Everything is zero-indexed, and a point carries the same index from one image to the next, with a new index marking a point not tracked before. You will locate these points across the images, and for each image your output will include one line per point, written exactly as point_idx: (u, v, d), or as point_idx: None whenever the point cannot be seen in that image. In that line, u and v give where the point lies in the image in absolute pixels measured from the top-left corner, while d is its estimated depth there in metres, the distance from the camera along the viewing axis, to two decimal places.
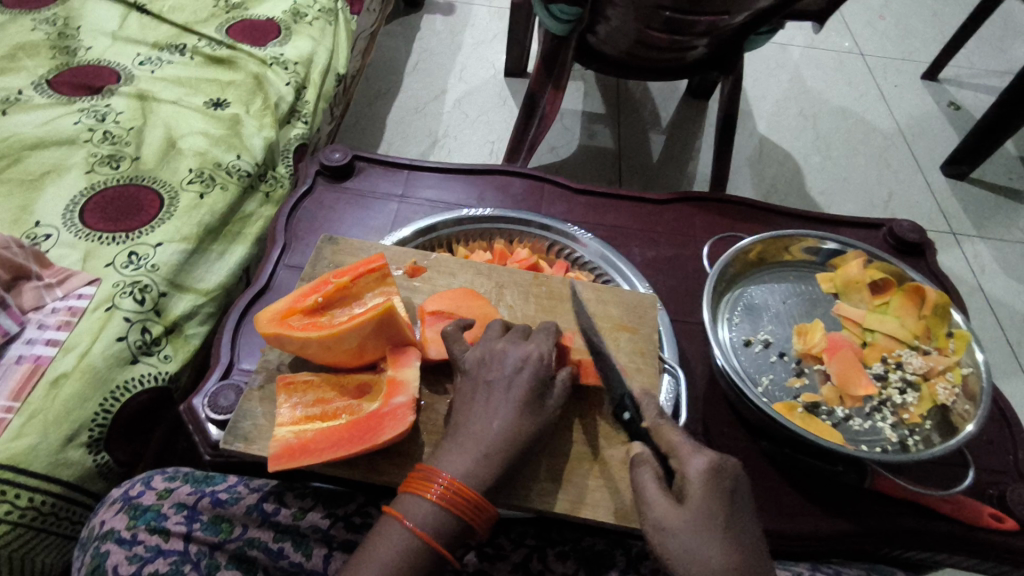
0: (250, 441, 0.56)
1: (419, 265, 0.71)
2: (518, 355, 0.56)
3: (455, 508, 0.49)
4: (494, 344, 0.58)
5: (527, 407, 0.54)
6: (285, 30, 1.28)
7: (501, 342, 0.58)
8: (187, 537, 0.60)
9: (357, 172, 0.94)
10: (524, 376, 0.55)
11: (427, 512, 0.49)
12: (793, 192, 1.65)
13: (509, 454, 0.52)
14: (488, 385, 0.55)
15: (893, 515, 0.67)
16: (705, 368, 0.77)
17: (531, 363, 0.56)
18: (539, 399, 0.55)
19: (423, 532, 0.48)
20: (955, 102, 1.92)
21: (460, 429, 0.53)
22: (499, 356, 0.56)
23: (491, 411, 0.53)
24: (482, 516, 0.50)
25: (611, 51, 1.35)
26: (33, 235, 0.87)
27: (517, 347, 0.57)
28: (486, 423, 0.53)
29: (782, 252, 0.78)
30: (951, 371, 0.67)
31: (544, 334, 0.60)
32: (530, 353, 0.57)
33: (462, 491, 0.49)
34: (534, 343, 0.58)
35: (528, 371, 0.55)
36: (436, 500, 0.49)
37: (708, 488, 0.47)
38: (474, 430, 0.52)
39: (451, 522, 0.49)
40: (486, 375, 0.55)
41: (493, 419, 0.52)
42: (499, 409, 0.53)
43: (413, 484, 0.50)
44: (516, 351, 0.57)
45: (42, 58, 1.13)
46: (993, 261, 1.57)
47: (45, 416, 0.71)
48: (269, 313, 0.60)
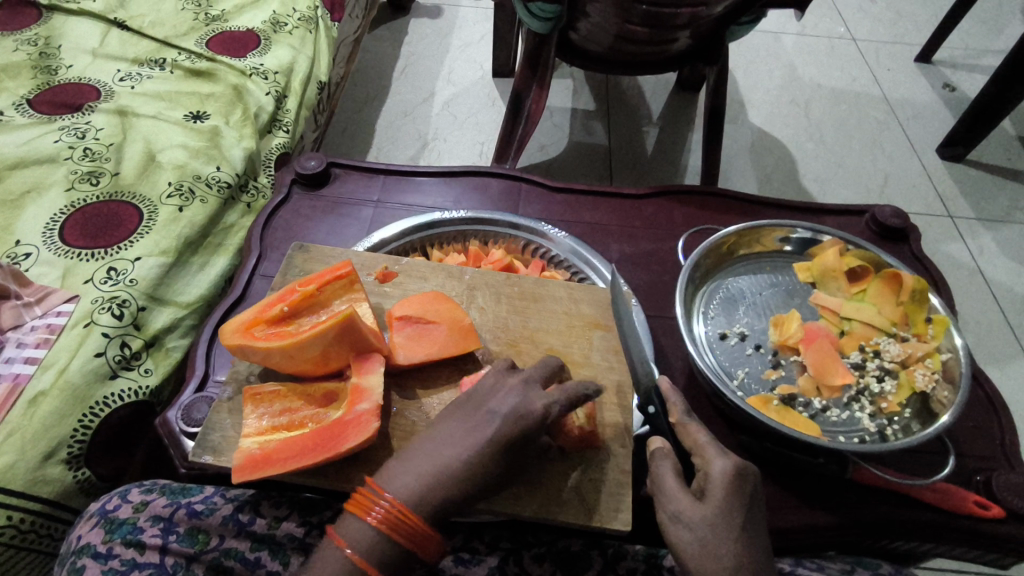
0: (218, 453, 0.55)
1: (390, 270, 0.71)
2: (523, 401, 0.52)
3: (395, 532, 0.48)
4: (507, 383, 0.54)
5: (505, 449, 0.50)
6: (264, 40, 1.28)
7: (515, 383, 0.54)
8: (164, 550, 0.61)
9: (334, 179, 0.94)
10: (521, 423, 0.51)
11: (366, 537, 0.48)
12: (786, 181, 1.64)
13: (459, 485, 0.49)
14: (484, 405, 0.52)
15: (875, 506, 0.65)
16: (683, 363, 0.76)
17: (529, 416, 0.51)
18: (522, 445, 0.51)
19: (360, 557, 0.47)
20: (950, 83, 1.90)
21: (426, 448, 0.51)
22: (508, 398, 0.52)
23: (476, 428, 0.51)
24: (425, 542, 0.49)
25: (593, 47, 1.34)
26: (13, 255, 0.88)
27: (525, 394, 0.53)
28: (457, 447, 0.51)
29: (756, 243, 0.78)
30: (930, 357, 0.66)
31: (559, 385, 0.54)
32: (537, 405, 0.52)
33: (404, 514, 0.48)
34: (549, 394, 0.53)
35: (525, 421, 0.51)
36: (376, 523, 0.48)
37: (730, 491, 0.50)
38: (454, 442, 0.51)
39: (388, 549, 0.48)
40: (487, 399, 0.53)
41: (475, 434, 0.51)
42: (485, 425, 0.51)
43: (356, 505, 0.49)
44: (524, 397, 0.52)
45: (23, 78, 1.14)
46: (992, 242, 1.55)
47: (23, 434, 0.71)
48: (235, 324, 0.60)
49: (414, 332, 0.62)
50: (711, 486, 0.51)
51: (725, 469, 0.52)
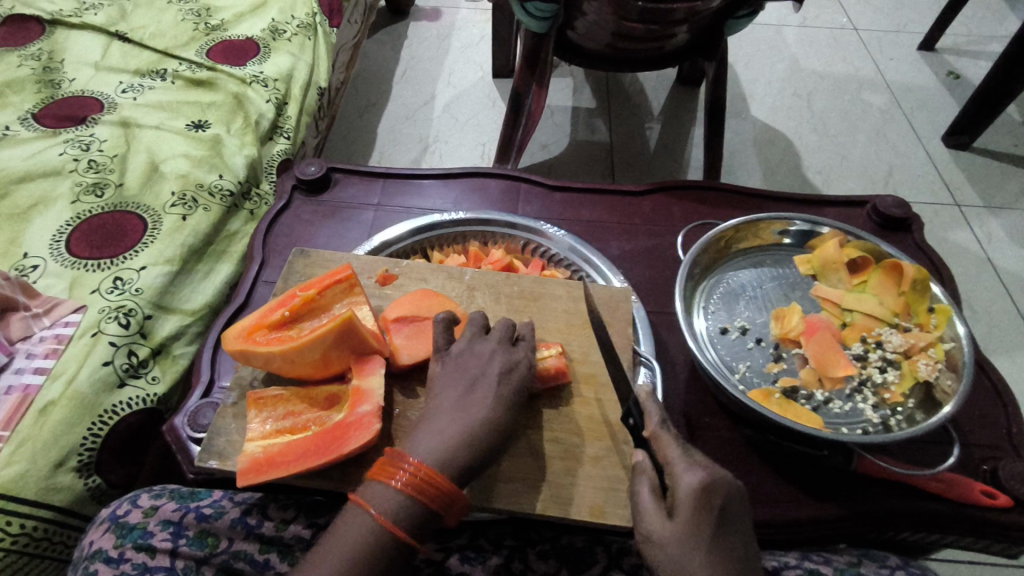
0: (224, 457, 0.56)
1: (390, 273, 0.71)
2: (506, 359, 0.57)
3: (421, 495, 0.48)
4: (484, 343, 0.59)
5: (510, 407, 0.54)
6: (264, 48, 1.29)
7: (491, 343, 0.59)
8: (173, 553, 0.61)
9: (334, 184, 0.95)
10: (513, 376, 0.56)
11: (394, 499, 0.48)
12: (789, 174, 1.63)
13: (483, 449, 0.52)
14: (472, 378, 0.55)
15: (882, 497, 0.65)
16: (686, 358, 0.76)
17: (519, 369, 0.57)
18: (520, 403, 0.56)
19: (388, 518, 0.48)
20: (954, 71, 1.88)
21: (436, 418, 0.53)
22: (492, 356, 0.57)
23: (472, 402, 0.54)
24: (449, 505, 0.49)
25: (592, 45, 1.34)
26: (21, 267, 0.89)
27: (506, 353, 0.58)
28: (469, 414, 0.53)
29: (756, 237, 0.78)
30: (933, 347, 0.66)
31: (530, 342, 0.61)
32: (519, 358, 0.58)
33: (428, 477, 0.49)
34: (522, 350, 0.59)
35: (515, 375, 0.56)
36: (402, 486, 0.48)
37: (694, 510, 0.47)
38: (454, 417, 0.53)
39: (416, 509, 0.48)
40: (473, 370, 0.56)
41: (474, 408, 0.53)
42: (481, 400, 0.54)
43: (379, 471, 0.50)
44: (505, 354, 0.58)
45: (28, 93, 1.15)
46: (1000, 230, 1.53)
47: (34, 443, 0.72)
48: (237, 330, 0.60)
49: (412, 331, 0.63)
50: (680, 502, 0.48)
51: (691, 485, 0.48)
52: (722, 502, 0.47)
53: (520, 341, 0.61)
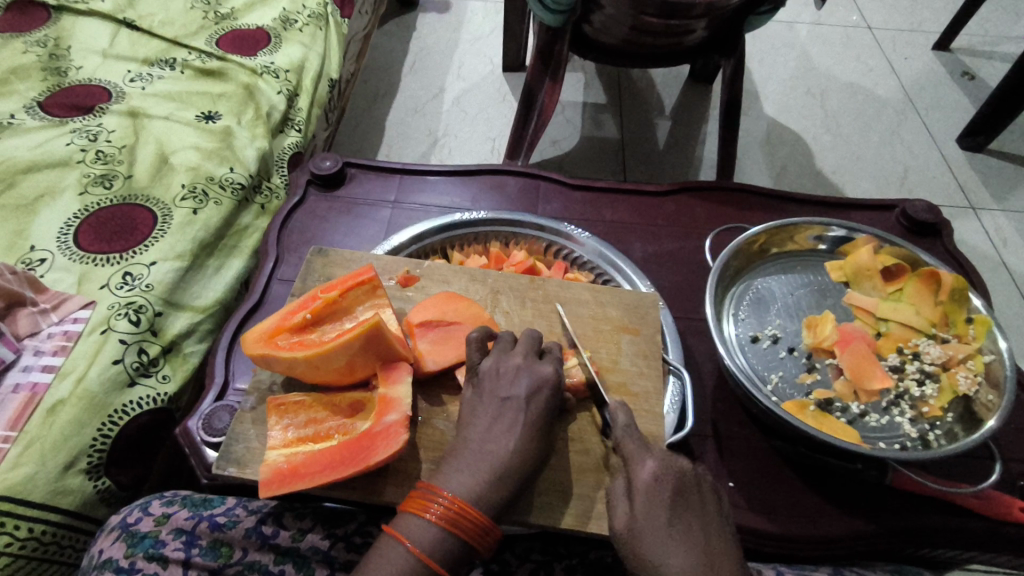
0: (243, 466, 0.54)
1: (411, 274, 0.69)
2: (533, 377, 0.55)
3: (457, 528, 0.47)
4: (510, 360, 0.56)
5: (538, 432, 0.53)
6: (274, 38, 1.27)
7: (518, 359, 0.56)
8: (186, 563, 0.60)
9: (349, 179, 0.92)
10: (541, 397, 0.54)
11: (430, 534, 0.47)
12: (804, 174, 1.61)
13: (516, 480, 0.51)
14: (501, 403, 0.53)
15: (916, 513, 0.63)
16: (714, 366, 0.74)
17: (547, 387, 0.54)
18: (548, 426, 0.54)
19: (424, 555, 0.46)
20: (970, 71, 1.85)
21: (468, 449, 0.51)
22: (520, 374, 0.55)
23: (503, 430, 0.52)
24: (485, 537, 0.48)
25: (608, 40, 1.31)
26: (28, 260, 0.87)
27: (532, 369, 0.55)
28: (502, 443, 0.51)
29: (787, 242, 0.75)
30: (973, 359, 0.64)
31: (554, 356, 0.58)
32: (548, 375, 0.55)
33: (464, 509, 0.47)
34: (550, 363, 0.56)
35: (543, 395, 0.54)
36: (436, 520, 0.47)
37: (647, 501, 0.47)
38: (487, 449, 0.51)
39: (452, 542, 0.47)
40: (500, 393, 0.54)
41: (506, 438, 0.51)
42: (512, 428, 0.52)
43: (412, 505, 0.49)
44: (531, 372, 0.55)
45: (33, 81, 1.13)
46: (1016, 234, 1.51)
47: (43, 444, 0.70)
48: (257, 333, 0.58)
49: (438, 336, 0.61)
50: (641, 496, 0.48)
51: (645, 474, 0.48)
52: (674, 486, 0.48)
53: (546, 354, 0.58)
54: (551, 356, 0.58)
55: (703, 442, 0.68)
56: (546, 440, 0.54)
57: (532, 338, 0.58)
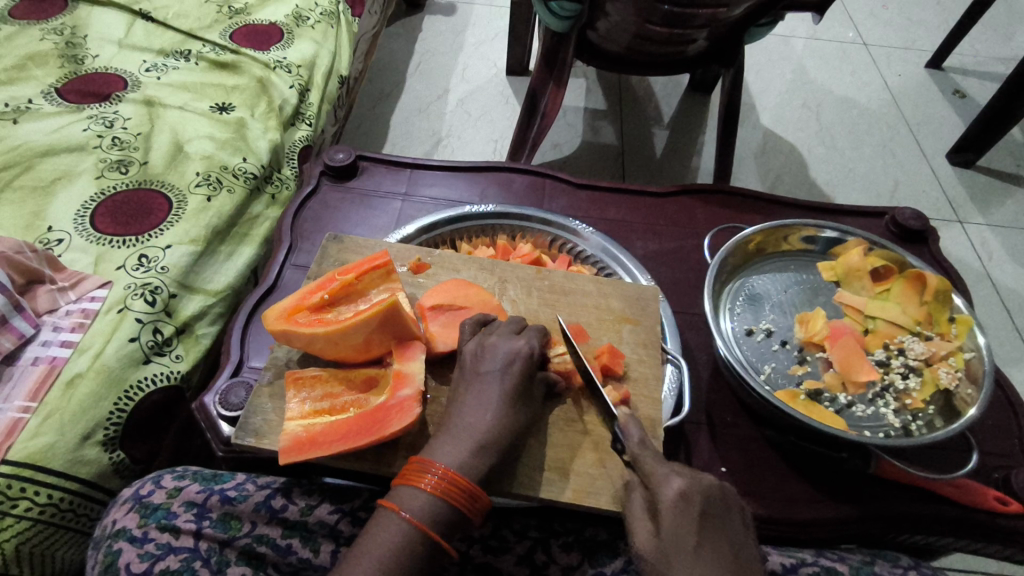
0: (261, 435, 0.57)
1: (423, 262, 0.72)
2: (508, 351, 0.58)
3: (450, 497, 0.50)
4: (486, 337, 0.59)
5: (516, 402, 0.56)
6: (287, 34, 1.29)
7: (493, 336, 0.59)
8: (197, 535, 0.62)
9: (361, 172, 0.95)
10: (515, 368, 0.57)
11: (423, 502, 0.50)
12: (798, 184, 1.65)
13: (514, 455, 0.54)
14: (480, 376, 0.56)
15: (898, 500, 0.67)
16: (709, 358, 0.77)
17: (520, 358, 0.58)
18: (526, 396, 0.57)
19: (419, 523, 0.49)
20: (960, 90, 1.91)
21: (454, 421, 0.54)
22: (495, 349, 0.58)
23: (483, 402, 0.55)
24: (475, 505, 0.51)
25: (611, 46, 1.35)
26: (45, 240, 0.89)
27: (508, 343, 0.59)
28: (481, 414, 0.54)
29: (782, 242, 0.79)
30: (954, 356, 0.67)
31: (535, 331, 0.62)
32: (520, 347, 0.58)
33: (455, 480, 0.50)
34: (525, 338, 0.60)
35: (517, 366, 0.57)
36: (431, 490, 0.50)
37: (676, 519, 0.48)
38: (469, 420, 0.54)
39: (446, 510, 0.50)
40: (478, 368, 0.57)
41: (485, 409, 0.54)
42: (490, 399, 0.55)
43: (406, 477, 0.51)
44: (506, 346, 0.58)
45: (51, 67, 1.15)
46: (1000, 249, 1.56)
47: (62, 415, 0.72)
48: (277, 311, 0.61)
49: (448, 320, 0.64)
50: (674, 520, 0.48)
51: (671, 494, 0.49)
52: (699, 507, 0.48)
53: (525, 331, 0.62)
54: (530, 333, 0.61)
55: (698, 430, 0.71)
56: (527, 408, 0.57)
57: (512, 320, 0.62)
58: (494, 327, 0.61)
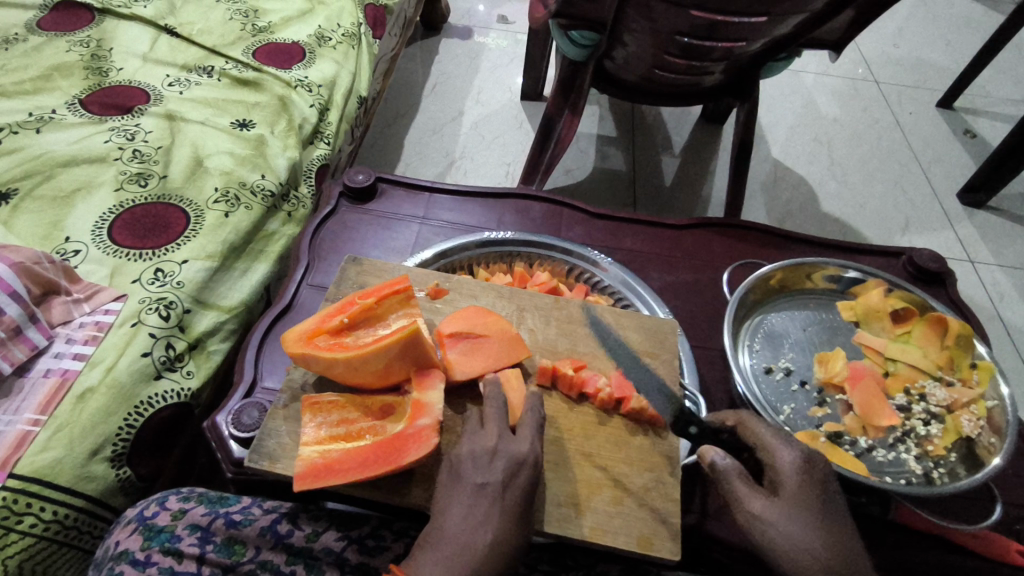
0: (274, 460, 0.56)
1: (441, 287, 0.72)
2: (510, 458, 0.54)
3: None
4: (486, 440, 0.55)
5: (517, 517, 0.52)
6: (309, 54, 1.31)
7: (492, 439, 0.55)
8: (201, 559, 0.61)
9: (380, 193, 0.96)
10: (518, 481, 0.53)
11: None
12: (808, 218, 1.65)
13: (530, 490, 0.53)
14: (478, 488, 0.52)
15: (917, 548, 0.65)
16: (725, 394, 0.76)
17: (525, 468, 0.54)
18: (528, 511, 0.53)
19: None
20: (971, 130, 1.92)
21: (446, 538, 0.51)
22: (497, 454, 0.54)
23: (480, 519, 0.51)
24: None
25: (628, 76, 1.36)
26: (62, 251, 0.89)
27: (510, 448, 0.55)
28: (479, 534, 0.51)
29: (802, 280, 0.79)
30: (976, 403, 0.66)
31: (534, 425, 0.57)
32: (524, 454, 0.54)
33: None
34: (528, 442, 0.55)
35: (521, 479, 0.53)
36: None
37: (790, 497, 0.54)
38: (463, 539, 0.51)
39: None
40: (475, 477, 0.53)
41: (483, 528, 0.51)
42: (488, 517, 0.51)
43: None
44: (509, 452, 0.54)
45: (75, 79, 1.16)
46: (1012, 290, 1.55)
47: (71, 430, 0.72)
48: (297, 333, 0.61)
49: (467, 347, 0.63)
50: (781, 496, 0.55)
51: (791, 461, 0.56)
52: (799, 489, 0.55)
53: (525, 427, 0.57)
54: (531, 434, 0.56)
55: None
56: (529, 521, 0.53)
57: (502, 407, 0.58)
58: (489, 421, 0.57)
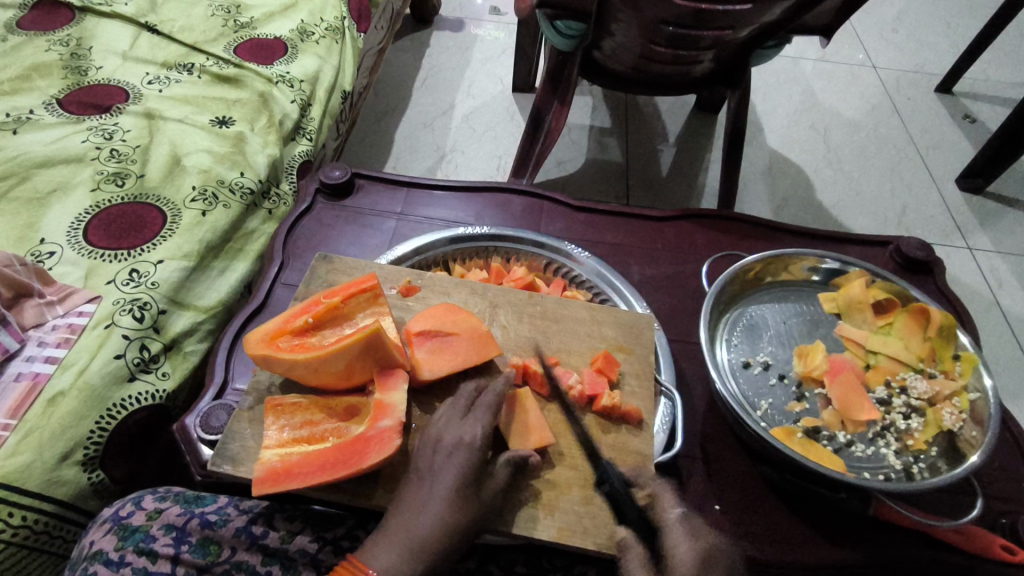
0: (237, 463, 0.55)
1: (413, 284, 0.70)
2: (452, 440, 0.54)
3: None
4: (432, 426, 0.55)
5: (457, 496, 0.52)
6: (291, 49, 1.29)
7: (438, 423, 0.55)
8: (175, 560, 0.60)
9: (357, 189, 0.94)
10: (456, 460, 0.53)
11: None
12: (803, 207, 1.63)
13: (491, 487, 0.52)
14: (421, 471, 0.53)
15: (898, 543, 0.64)
16: (705, 389, 0.75)
17: (462, 450, 0.53)
18: (473, 489, 0.52)
19: None
20: (970, 114, 1.89)
21: (391, 520, 0.51)
22: (439, 438, 0.54)
23: (421, 500, 0.52)
24: None
25: (615, 66, 1.33)
26: (37, 252, 0.88)
27: (453, 430, 0.55)
28: (414, 514, 0.51)
29: (783, 272, 0.77)
30: (958, 396, 0.65)
31: (485, 408, 0.56)
32: (463, 434, 0.54)
33: None
34: (474, 422, 0.55)
35: (460, 458, 0.53)
36: None
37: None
38: (406, 520, 0.51)
39: None
40: (419, 461, 0.54)
41: (424, 509, 0.51)
42: (428, 498, 0.51)
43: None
44: (450, 433, 0.54)
45: (54, 78, 1.15)
46: (1010, 276, 1.53)
47: (41, 434, 0.71)
48: (260, 334, 0.60)
49: (435, 346, 0.62)
50: None
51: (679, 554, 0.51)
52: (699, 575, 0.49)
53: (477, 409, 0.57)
54: (480, 415, 0.56)
55: (692, 465, 0.69)
56: (476, 500, 0.52)
57: (463, 396, 0.58)
58: (446, 410, 0.57)
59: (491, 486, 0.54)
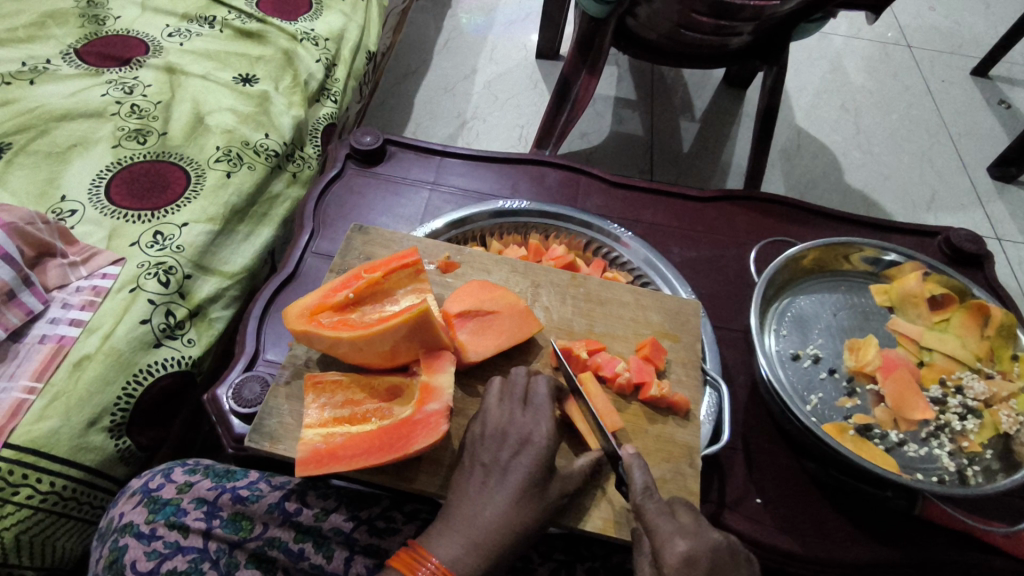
0: (276, 440, 0.53)
1: (452, 260, 0.68)
2: (518, 436, 0.52)
3: None
4: (496, 420, 0.53)
5: (523, 495, 0.50)
6: (316, 4, 1.24)
7: (501, 417, 0.53)
8: (207, 534, 0.59)
9: (389, 156, 0.91)
10: (523, 458, 0.51)
11: None
12: (831, 189, 1.59)
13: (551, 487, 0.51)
14: (485, 466, 0.51)
15: (944, 545, 0.63)
16: (748, 380, 0.73)
17: (530, 448, 0.51)
18: (538, 488, 0.50)
19: None
20: (1006, 100, 1.82)
21: (452, 512, 0.50)
22: (505, 432, 0.52)
23: (485, 496, 0.50)
24: None
25: (650, 35, 1.27)
26: (58, 210, 0.85)
27: (518, 426, 0.52)
28: (479, 507, 0.49)
29: (839, 261, 0.74)
30: (1016, 398, 0.62)
31: (546, 404, 0.54)
32: (531, 433, 0.52)
33: None
34: (540, 420, 0.53)
35: (526, 457, 0.51)
36: None
37: None
38: (469, 513, 0.49)
39: None
40: (483, 455, 0.52)
41: (488, 504, 0.49)
42: (492, 494, 0.50)
43: (400, 561, 0.48)
44: (516, 429, 0.52)
45: (70, 27, 1.10)
46: None
47: (68, 399, 0.69)
48: (300, 308, 0.58)
49: (476, 326, 0.60)
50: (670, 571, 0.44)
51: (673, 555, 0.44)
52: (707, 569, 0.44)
53: (537, 402, 0.54)
54: (543, 412, 0.54)
55: (733, 456, 0.67)
56: (541, 499, 0.50)
57: (518, 381, 0.56)
58: (502, 397, 0.55)
59: (557, 484, 0.51)
